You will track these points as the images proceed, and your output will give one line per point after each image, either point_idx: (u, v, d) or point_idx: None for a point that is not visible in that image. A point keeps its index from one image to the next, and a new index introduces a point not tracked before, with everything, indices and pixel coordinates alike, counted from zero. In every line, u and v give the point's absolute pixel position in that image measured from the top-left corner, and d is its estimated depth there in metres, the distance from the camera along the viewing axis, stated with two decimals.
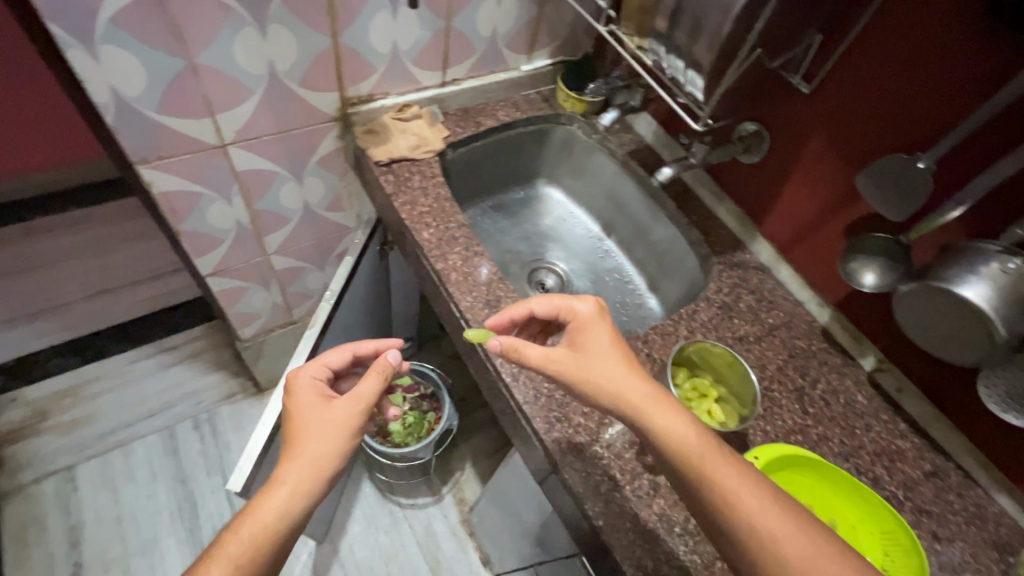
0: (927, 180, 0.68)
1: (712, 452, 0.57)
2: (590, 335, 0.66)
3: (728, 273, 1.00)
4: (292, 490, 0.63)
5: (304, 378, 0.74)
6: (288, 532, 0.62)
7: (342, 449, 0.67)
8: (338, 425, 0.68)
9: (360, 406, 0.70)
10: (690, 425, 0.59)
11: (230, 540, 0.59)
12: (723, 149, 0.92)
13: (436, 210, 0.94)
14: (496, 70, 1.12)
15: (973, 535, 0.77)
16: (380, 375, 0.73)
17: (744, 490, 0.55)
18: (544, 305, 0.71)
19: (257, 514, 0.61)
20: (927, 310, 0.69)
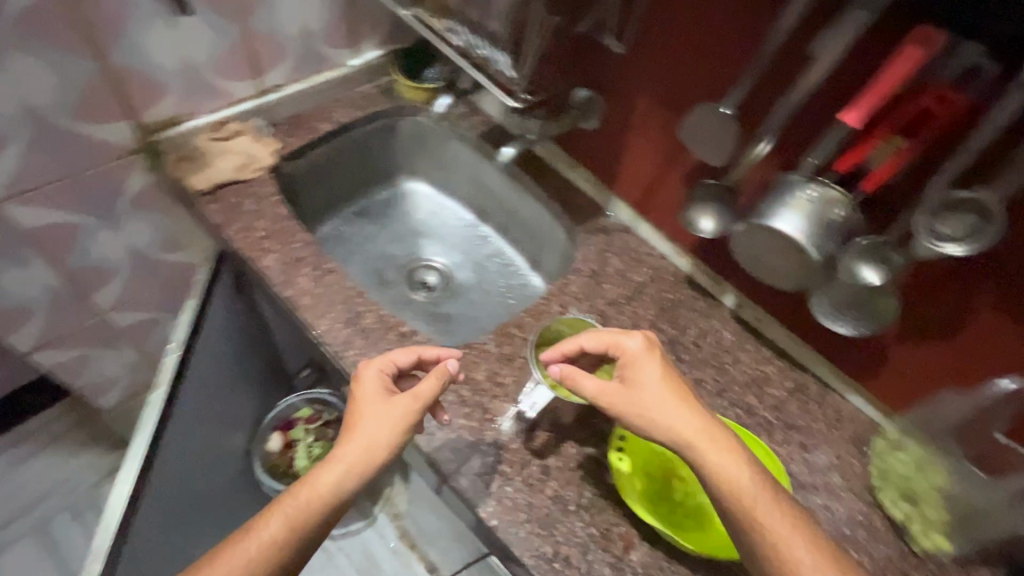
0: (732, 124, 0.71)
1: (749, 478, 0.58)
2: (641, 370, 0.64)
3: (593, 240, 1.01)
4: (343, 473, 0.62)
5: (371, 375, 0.68)
6: (337, 510, 0.62)
7: (393, 443, 0.64)
8: (387, 421, 0.65)
9: (418, 407, 0.66)
10: (722, 454, 0.59)
11: (282, 509, 0.61)
12: (560, 119, 0.91)
13: (274, 232, 0.86)
14: (321, 70, 1.04)
15: (836, 437, 0.84)
16: (439, 377, 0.67)
17: (767, 510, 0.57)
18: (599, 342, 0.68)
19: (311, 488, 0.62)
20: (755, 245, 0.72)
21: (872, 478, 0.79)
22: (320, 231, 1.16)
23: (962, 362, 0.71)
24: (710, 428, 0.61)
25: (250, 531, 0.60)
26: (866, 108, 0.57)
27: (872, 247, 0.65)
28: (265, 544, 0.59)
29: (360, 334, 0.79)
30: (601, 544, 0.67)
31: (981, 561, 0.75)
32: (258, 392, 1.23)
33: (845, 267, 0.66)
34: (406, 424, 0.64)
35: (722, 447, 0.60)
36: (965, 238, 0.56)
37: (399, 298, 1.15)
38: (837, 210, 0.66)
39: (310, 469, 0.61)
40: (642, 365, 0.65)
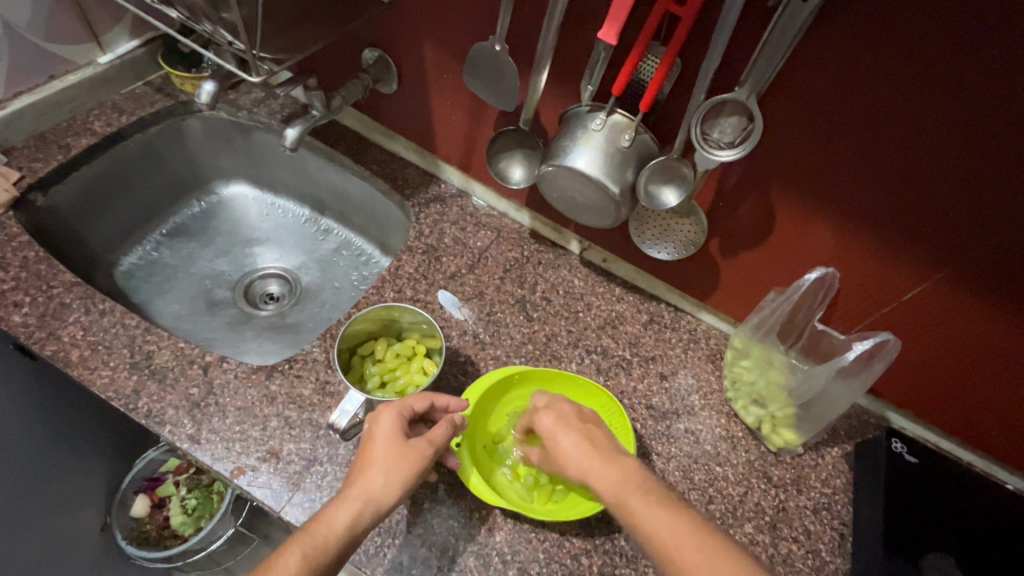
0: (510, 62, 0.66)
1: (629, 492, 0.50)
2: (544, 428, 0.60)
3: (426, 212, 0.94)
4: (359, 511, 0.51)
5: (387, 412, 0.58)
6: (350, 554, 0.50)
7: (409, 485, 0.54)
8: (413, 457, 0.55)
9: (433, 450, 0.57)
10: (608, 472, 0.53)
11: (289, 556, 0.46)
12: (350, 86, 0.82)
13: (25, 280, 0.72)
14: (57, 74, 0.87)
15: (692, 358, 0.85)
16: (451, 425, 0.59)
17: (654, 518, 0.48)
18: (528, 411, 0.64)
19: (324, 526, 0.49)
20: (561, 189, 0.68)
21: (727, 391, 0.81)
22: (124, 264, 1.00)
23: (777, 263, 0.72)
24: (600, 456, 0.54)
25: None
26: (617, 23, 0.53)
27: (664, 168, 0.63)
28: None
29: (153, 377, 0.68)
30: (464, 535, 0.64)
31: (830, 441, 0.79)
32: (103, 458, 1.08)
33: (645, 191, 0.65)
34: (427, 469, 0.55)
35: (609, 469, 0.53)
36: (737, 140, 0.56)
37: (235, 318, 1.02)
38: (625, 136, 0.62)
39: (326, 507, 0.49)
40: (547, 429, 0.60)
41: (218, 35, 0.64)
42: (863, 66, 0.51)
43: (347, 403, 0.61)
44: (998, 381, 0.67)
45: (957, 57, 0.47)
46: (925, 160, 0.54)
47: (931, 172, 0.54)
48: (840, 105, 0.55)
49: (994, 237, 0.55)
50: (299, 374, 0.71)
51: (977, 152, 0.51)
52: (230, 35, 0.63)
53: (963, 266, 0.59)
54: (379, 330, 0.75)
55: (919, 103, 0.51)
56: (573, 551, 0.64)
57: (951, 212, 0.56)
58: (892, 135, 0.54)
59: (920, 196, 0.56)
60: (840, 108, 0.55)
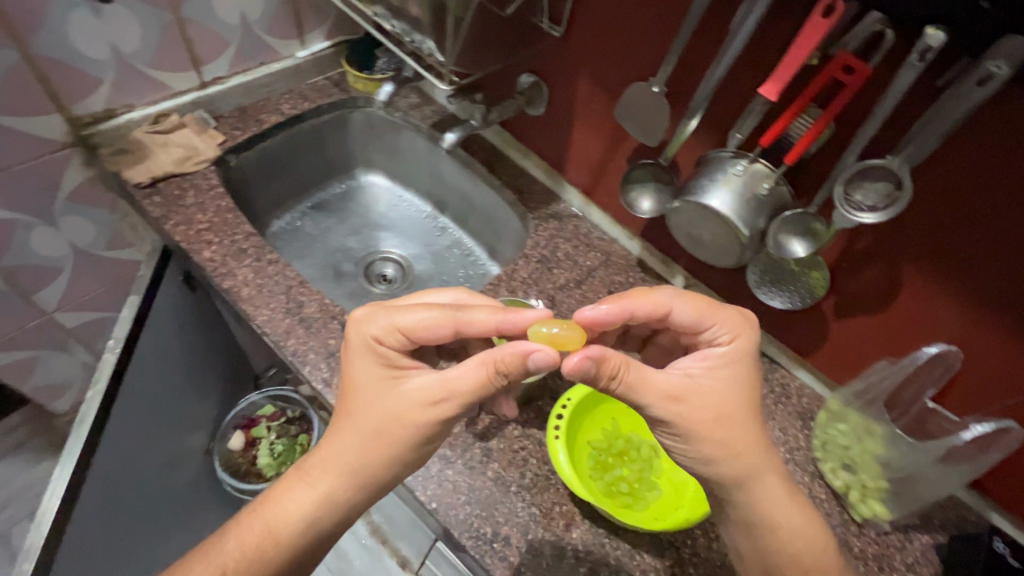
0: (663, 104, 0.72)
1: (812, 536, 0.57)
2: (730, 374, 0.57)
3: (545, 226, 1.01)
4: (316, 500, 0.58)
5: (365, 369, 0.59)
6: (316, 529, 0.58)
7: (393, 458, 0.58)
8: (384, 442, 0.57)
9: (446, 411, 0.56)
10: (796, 508, 0.58)
11: (247, 530, 0.58)
12: (505, 105, 0.92)
13: (216, 224, 0.85)
14: (266, 61, 1.03)
15: (782, 412, 0.85)
16: (483, 372, 0.55)
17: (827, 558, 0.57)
18: (687, 311, 0.60)
19: (277, 516, 0.57)
20: (689, 223, 0.73)
21: (814, 451, 0.81)
22: (274, 226, 1.15)
23: (894, 331, 0.72)
24: (783, 484, 0.58)
25: (209, 554, 0.57)
26: (781, 82, 0.58)
27: (798, 220, 0.66)
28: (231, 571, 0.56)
29: (301, 323, 0.79)
30: (543, 524, 0.68)
31: (920, 527, 0.76)
32: (217, 390, 1.22)
33: (774, 239, 0.68)
34: (398, 437, 0.56)
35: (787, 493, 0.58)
36: (880, 205, 0.58)
37: (356, 291, 1.13)
38: (764, 184, 0.66)
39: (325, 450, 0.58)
40: (732, 390, 0.57)
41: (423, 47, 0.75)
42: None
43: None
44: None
45: None
46: None
47: None
48: (997, 188, 0.56)
49: None
50: None
51: None
52: (433, 44, 0.74)
53: None
54: None
55: None
56: (643, 566, 0.66)
57: None
58: None
59: None
60: (996, 190, 0.56)
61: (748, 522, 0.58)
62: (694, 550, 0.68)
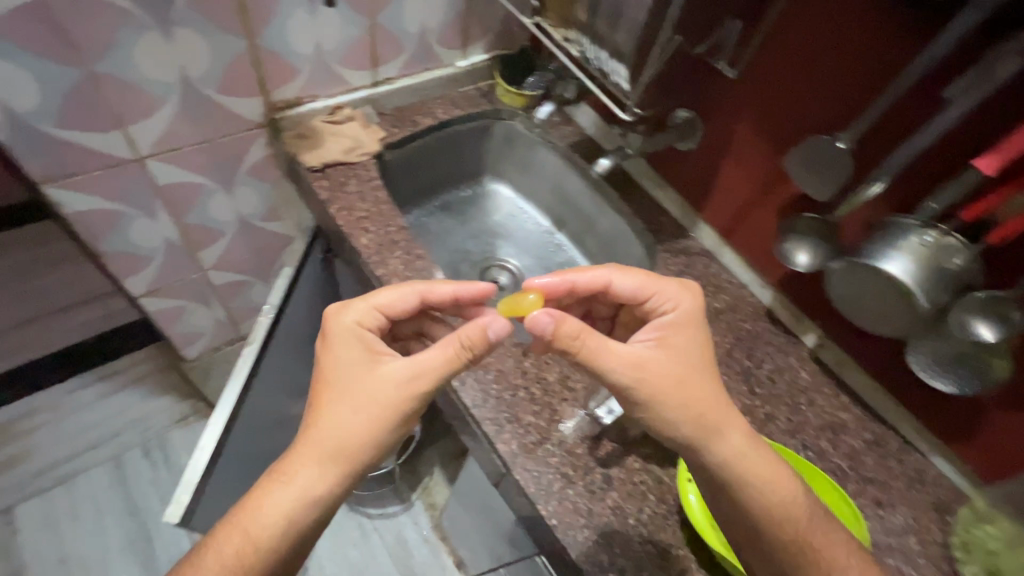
0: (847, 160, 0.70)
1: (785, 483, 0.60)
2: (678, 340, 0.63)
3: (674, 260, 1.00)
4: (297, 497, 0.59)
5: (342, 352, 0.63)
6: (300, 530, 0.59)
7: (376, 440, 0.61)
8: (365, 421, 0.60)
9: (424, 382, 0.61)
10: (763, 453, 0.61)
11: (229, 543, 0.58)
12: (657, 137, 0.92)
13: (374, 214, 0.91)
14: (431, 67, 1.09)
15: (914, 498, 0.80)
16: (448, 343, 0.62)
17: (802, 510, 0.59)
18: (625, 282, 0.66)
19: (257, 522, 0.58)
20: (855, 285, 0.70)
21: (951, 548, 0.75)
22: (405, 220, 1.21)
23: None
24: (746, 437, 0.61)
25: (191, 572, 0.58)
26: (1003, 157, 0.56)
27: (991, 303, 0.61)
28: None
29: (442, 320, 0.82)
30: (658, 563, 0.67)
31: None
32: None
33: (958, 320, 0.63)
34: (380, 416, 0.60)
35: (753, 442, 0.61)
36: None
37: None
38: (954, 259, 0.63)
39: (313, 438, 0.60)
40: (681, 348, 0.62)
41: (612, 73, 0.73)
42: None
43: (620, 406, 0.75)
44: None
45: None
46: None
47: None
48: None
49: None
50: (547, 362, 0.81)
51: None
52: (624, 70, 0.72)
53: None
54: None
55: None
56: None
57: None
58: None
59: None
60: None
61: (723, 485, 0.60)
62: None
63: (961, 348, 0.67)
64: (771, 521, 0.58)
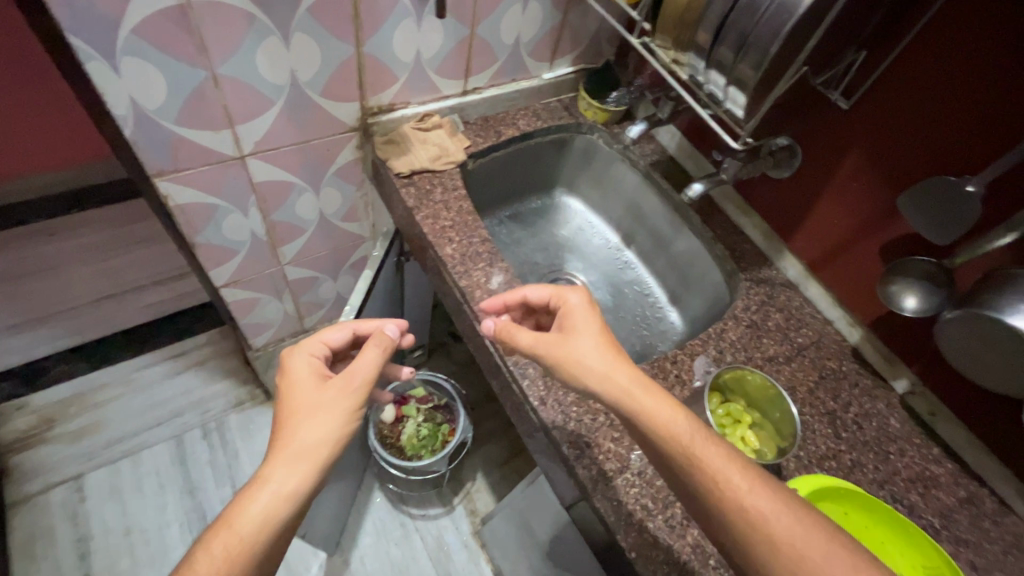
0: (976, 205, 0.66)
1: (713, 450, 0.56)
2: (575, 320, 0.67)
3: (756, 290, 0.97)
4: (274, 496, 0.57)
5: (300, 361, 0.69)
6: (276, 536, 0.56)
7: (340, 434, 0.62)
8: (323, 411, 0.63)
9: (360, 379, 0.67)
10: (681, 417, 0.58)
11: (204, 563, 0.52)
12: (756, 163, 0.88)
13: (459, 224, 0.92)
14: (517, 78, 1.09)
15: (1012, 566, 0.75)
16: (379, 347, 0.71)
17: (738, 478, 0.54)
18: (536, 292, 0.74)
19: (230, 528, 0.55)
20: (975, 337, 0.66)
21: None
22: None
23: None
24: (663, 399, 0.60)
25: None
26: None
27: None
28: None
29: None
30: None
31: None
32: None
33: None
34: (344, 404, 0.64)
35: (671, 407, 0.59)
36: None
37: None
38: None
39: (295, 432, 0.60)
40: (574, 327, 0.67)
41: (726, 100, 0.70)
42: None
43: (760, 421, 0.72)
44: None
45: None
46: None
47: None
48: None
49: None
50: None
51: None
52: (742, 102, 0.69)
53: None
54: (720, 391, 0.81)
55: None
56: None
57: None
58: None
59: None
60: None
61: (657, 453, 0.58)
62: None
63: None
64: (701, 476, 0.55)
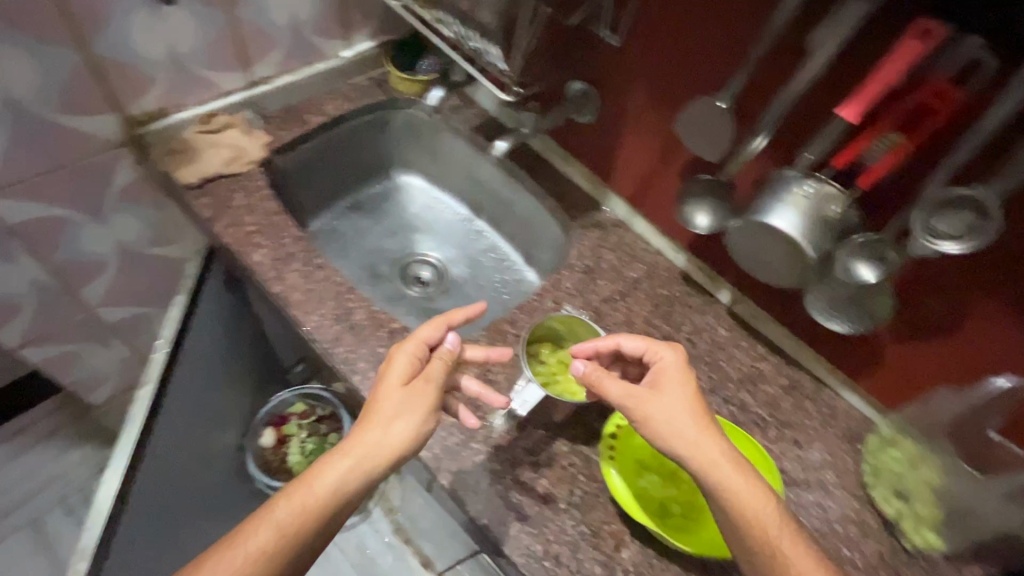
0: (727, 119, 0.70)
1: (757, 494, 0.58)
2: (666, 382, 0.64)
3: (589, 235, 1.00)
4: (343, 473, 0.61)
5: (404, 357, 0.68)
6: (342, 507, 0.61)
7: (405, 437, 0.63)
8: (413, 410, 0.64)
9: (432, 386, 0.66)
10: (768, 503, 0.58)
11: (276, 517, 0.59)
12: (553, 112, 0.92)
13: (265, 227, 0.85)
14: (312, 61, 1.02)
15: (828, 435, 0.84)
16: (444, 361, 0.68)
17: (777, 529, 0.57)
18: (635, 343, 0.70)
19: (310, 490, 0.60)
20: (749, 243, 0.71)
21: (866, 477, 0.79)
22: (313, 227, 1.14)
23: (964, 358, 0.70)
24: (753, 480, 0.59)
25: (245, 535, 0.58)
26: (862, 104, 0.56)
27: (870, 246, 0.64)
28: (259, 549, 0.57)
29: (350, 331, 0.78)
30: (593, 543, 0.68)
31: (973, 558, 0.74)
32: (251, 387, 1.23)
33: (843, 264, 0.65)
34: (422, 408, 0.64)
35: (735, 469, 0.59)
36: (965, 235, 0.55)
37: (390, 293, 1.13)
38: (833, 206, 0.64)
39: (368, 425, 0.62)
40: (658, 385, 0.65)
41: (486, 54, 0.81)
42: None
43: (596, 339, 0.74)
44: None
45: None
46: None
47: None
48: None
49: None
50: (466, 357, 0.79)
51: None
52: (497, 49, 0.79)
53: None
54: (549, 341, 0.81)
55: None
56: None
57: None
58: None
59: None
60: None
61: (732, 533, 0.58)
62: None
63: (854, 292, 0.68)
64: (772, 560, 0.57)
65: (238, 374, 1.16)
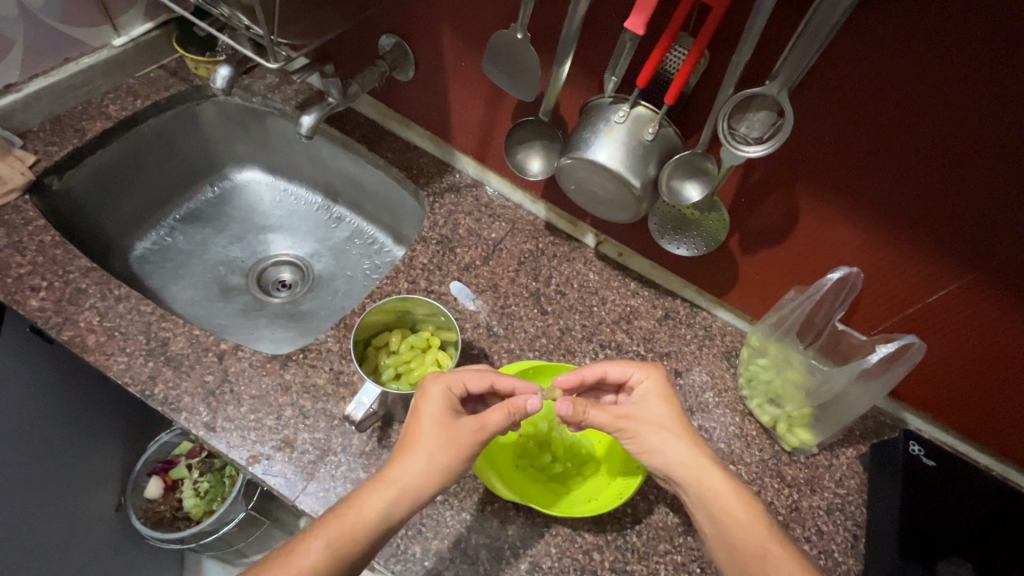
0: (529, 50, 0.66)
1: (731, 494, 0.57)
2: (650, 401, 0.62)
3: (441, 203, 0.91)
4: (394, 499, 0.52)
5: (437, 392, 0.58)
6: (382, 538, 0.52)
7: (447, 475, 0.55)
8: (458, 441, 0.55)
9: (485, 436, 0.56)
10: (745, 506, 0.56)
11: (316, 539, 0.50)
12: (368, 71, 0.81)
13: (42, 265, 0.75)
14: (73, 56, 0.87)
15: (707, 355, 0.83)
16: (507, 407, 0.57)
17: (753, 525, 0.55)
18: (622, 368, 0.65)
19: (355, 513, 0.51)
20: (580, 182, 0.66)
21: (743, 389, 0.80)
22: (138, 250, 0.98)
23: (802, 259, 0.70)
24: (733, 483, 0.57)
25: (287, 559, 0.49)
26: (645, 12, 0.52)
27: (687, 164, 0.62)
28: None
29: (168, 364, 0.69)
30: (475, 527, 0.65)
31: (845, 442, 0.78)
32: (118, 439, 1.09)
33: (667, 185, 0.63)
34: (471, 448, 0.55)
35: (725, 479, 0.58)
36: (766, 136, 0.55)
37: (246, 307, 0.98)
38: (648, 129, 0.60)
39: (413, 454, 0.54)
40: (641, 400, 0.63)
41: (236, 20, 0.66)
42: (890, 56, 0.50)
43: (470, 293, 0.84)
44: (1006, 386, 0.66)
45: (963, 79, 0.48)
46: (966, 158, 0.52)
47: (959, 188, 0.54)
48: (849, 121, 0.55)
49: (1012, 238, 0.54)
50: (313, 364, 0.72)
51: (981, 163, 0.52)
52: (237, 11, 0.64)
53: (989, 267, 0.57)
54: (399, 323, 0.76)
55: (917, 124, 0.52)
56: (585, 546, 0.65)
57: (982, 209, 0.54)
58: (921, 149, 0.54)
59: (931, 199, 0.56)
60: (867, 106, 0.54)
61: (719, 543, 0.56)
62: (635, 518, 0.67)
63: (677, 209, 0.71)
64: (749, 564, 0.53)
65: (97, 429, 1.04)
